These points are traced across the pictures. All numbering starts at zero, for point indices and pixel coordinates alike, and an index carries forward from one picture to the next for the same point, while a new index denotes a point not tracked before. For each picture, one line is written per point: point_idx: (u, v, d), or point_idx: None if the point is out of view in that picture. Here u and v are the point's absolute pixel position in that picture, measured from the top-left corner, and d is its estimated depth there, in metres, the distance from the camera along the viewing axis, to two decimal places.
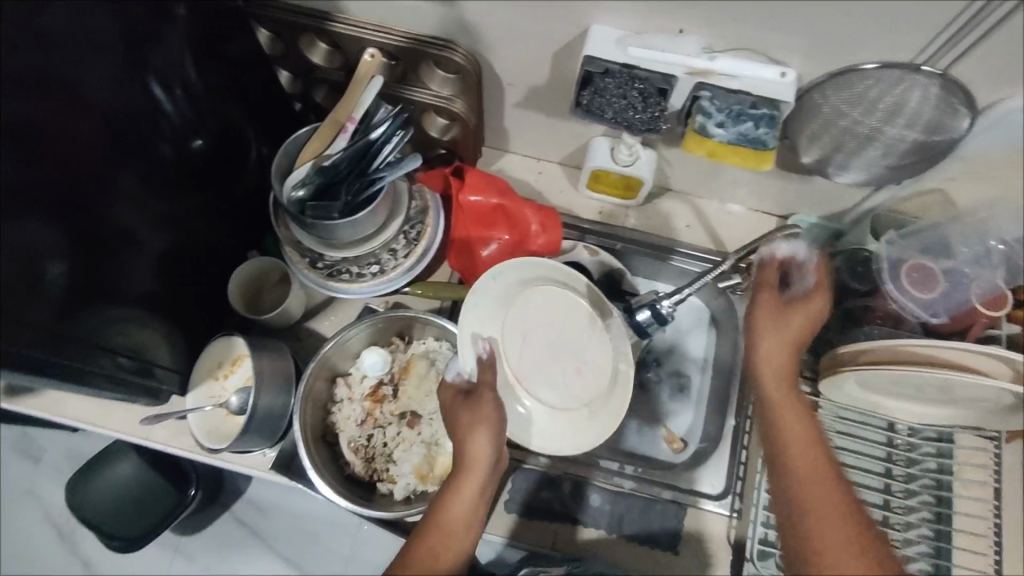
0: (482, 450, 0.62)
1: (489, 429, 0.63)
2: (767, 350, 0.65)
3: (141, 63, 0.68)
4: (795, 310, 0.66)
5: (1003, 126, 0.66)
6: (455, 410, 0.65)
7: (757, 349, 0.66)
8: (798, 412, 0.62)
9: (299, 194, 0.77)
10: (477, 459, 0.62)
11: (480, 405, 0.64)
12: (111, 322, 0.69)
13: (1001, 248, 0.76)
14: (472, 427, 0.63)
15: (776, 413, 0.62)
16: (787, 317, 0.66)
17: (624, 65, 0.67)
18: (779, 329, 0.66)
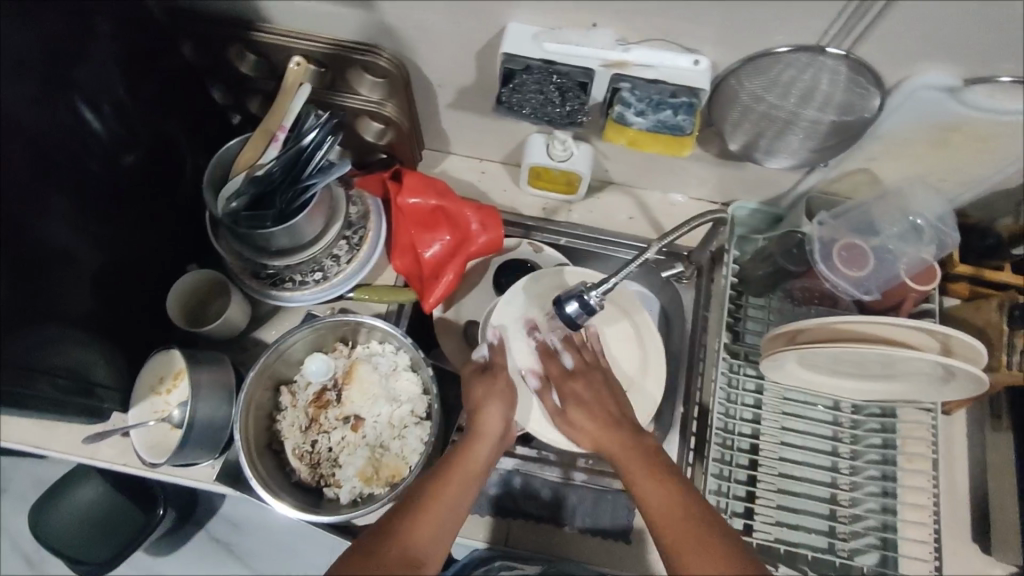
0: (495, 422, 0.70)
1: (504, 404, 0.71)
2: (584, 429, 0.69)
3: (65, 81, 0.66)
4: (571, 391, 0.71)
5: (913, 103, 0.67)
6: (471, 382, 0.73)
7: (586, 426, 0.69)
8: (638, 445, 0.66)
9: (234, 206, 0.76)
10: (490, 431, 0.70)
11: (495, 379, 0.73)
12: (44, 344, 0.68)
13: (921, 223, 0.79)
14: (491, 396, 0.71)
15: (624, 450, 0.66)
16: (571, 385, 0.71)
17: (541, 61, 0.68)
18: (581, 402, 0.70)
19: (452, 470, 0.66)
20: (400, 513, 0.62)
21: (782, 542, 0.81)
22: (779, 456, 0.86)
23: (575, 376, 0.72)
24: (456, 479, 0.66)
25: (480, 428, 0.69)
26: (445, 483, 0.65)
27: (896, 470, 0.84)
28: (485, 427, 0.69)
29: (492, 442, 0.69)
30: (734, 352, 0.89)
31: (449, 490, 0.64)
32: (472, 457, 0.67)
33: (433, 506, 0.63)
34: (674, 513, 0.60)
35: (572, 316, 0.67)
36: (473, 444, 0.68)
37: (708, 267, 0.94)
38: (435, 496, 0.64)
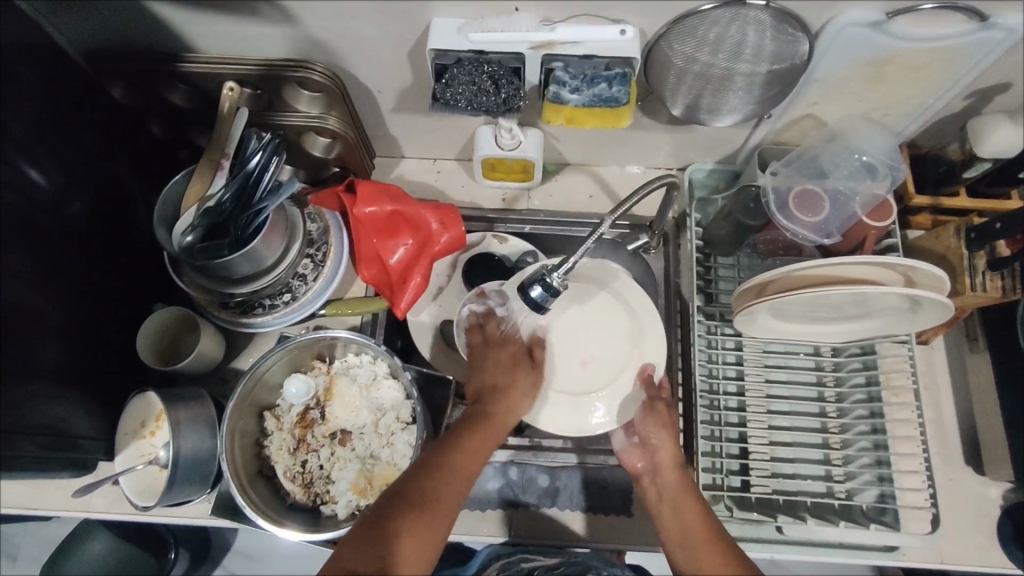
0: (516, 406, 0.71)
1: (527, 386, 0.71)
2: (655, 448, 0.73)
3: (2, 140, 0.65)
4: (657, 416, 0.72)
5: (842, 45, 0.68)
6: (492, 363, 0.72)
7: (661, 455, 0.72)
8: (693, 493, 0.69)
9: (188, 239, 0.76)
10: (506, 420, 0.70)
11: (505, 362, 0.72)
12: (18, 404, 0.68)
13: (868, 160, 0.80)
14: (511, 380, 0.71)
15: (676, 498, 0.69)
16: (659, 414, 0.73)
17: (472, 52, 0.68)
18: (659, 421, 0.72)
19: (466, 449, 0.67)
20: (412, 487, 0.63)
21: (778, 493, 0.82)
22: (767, 408, 0.87)
23: (656, 406, 0.73)
24: (466, 456, 0.67)
25: (500, 411, 0.70)
26: (456, 456, 0.66)
27: (882, 406, 0.84)
28: (506, 408, 0.70)
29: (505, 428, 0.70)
30: (709, 314, 0.89)
31: (458, 469, 0.65)
32: (486, 436, 0.68)
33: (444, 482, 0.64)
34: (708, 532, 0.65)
35: (538, 300, 0.67)
36: (488, 425, 0.69)
37: (673, 234, 0.94)
38: (440, 475, 0.64)
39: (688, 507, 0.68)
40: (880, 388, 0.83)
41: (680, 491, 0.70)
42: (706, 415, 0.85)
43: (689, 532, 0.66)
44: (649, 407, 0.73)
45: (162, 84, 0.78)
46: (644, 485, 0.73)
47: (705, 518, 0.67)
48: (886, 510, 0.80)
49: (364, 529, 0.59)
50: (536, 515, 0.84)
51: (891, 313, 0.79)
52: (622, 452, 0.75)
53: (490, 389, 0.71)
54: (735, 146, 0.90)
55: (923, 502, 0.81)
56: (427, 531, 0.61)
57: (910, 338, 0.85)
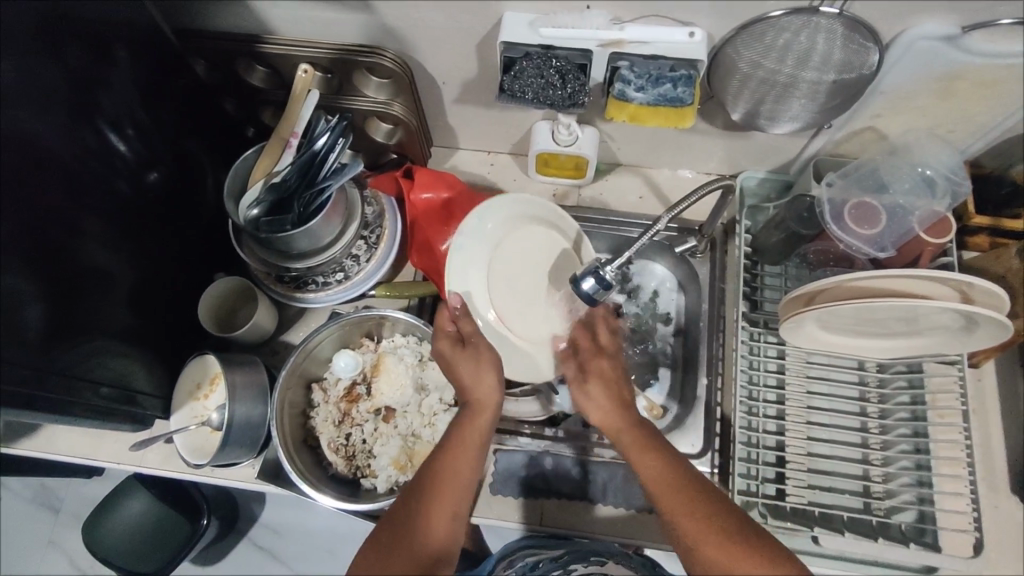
0: (491, 390, 0.71)
1: (491, 367, 0.72)
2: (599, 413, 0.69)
3: (92, 107, 0.70)
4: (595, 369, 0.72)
5: (912, 57, 0.68)
6: (455, 353, 0.73)
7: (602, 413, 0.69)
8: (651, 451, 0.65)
9: (254, 213, 0.80)
10: (486, 400, 0.70)
11: (475, 349, 0.74)
12: (88, 357, 0.72)
13: (930, 174, 0.79)
14: (480, 367, 0.72)
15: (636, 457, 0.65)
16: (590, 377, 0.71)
17: (541, 46, 0.70)
18: (601, 376, 0.71)
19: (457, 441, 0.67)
20: (417, 484, 0.64)
21: (815, 505, 0.81)
22: (807, 420, 0.86)
23: (600, 367, 0.72)
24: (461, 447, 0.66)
25: (480, 399, 0.70)
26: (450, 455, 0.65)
27: (928, 426, 0.83)
28: (483, 397, 0.70)
29: (493, 409, 0.70)
30: (753, 321, 0.89)
31: (458, 457, 0.65)
32: (472, 427, 0.68)
33: (447, 483, 0.64)
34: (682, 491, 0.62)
35: (590, 292, 0.68)
36: (470, 416, 0.69)
37: (720, 240, 0.95)
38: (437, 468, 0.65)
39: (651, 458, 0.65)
40: (925, 407, 0.82)
41: (640, 451, 0.65)
42: (744, 422, 0.85)
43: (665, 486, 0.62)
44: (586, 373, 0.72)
45: (240, 64, 0.82)
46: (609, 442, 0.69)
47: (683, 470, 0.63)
48: (926, 531, 0.79)
49: (389, 540, 0.60)
50: (569, 506, 0.85)
51: (943, 331, 0.78)
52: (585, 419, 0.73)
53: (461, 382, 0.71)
54: (791, 155, 0.90)
55: (966, 526, 0.80)
56: (446, 527, 0.62)
57: (960, 359, 0.83)
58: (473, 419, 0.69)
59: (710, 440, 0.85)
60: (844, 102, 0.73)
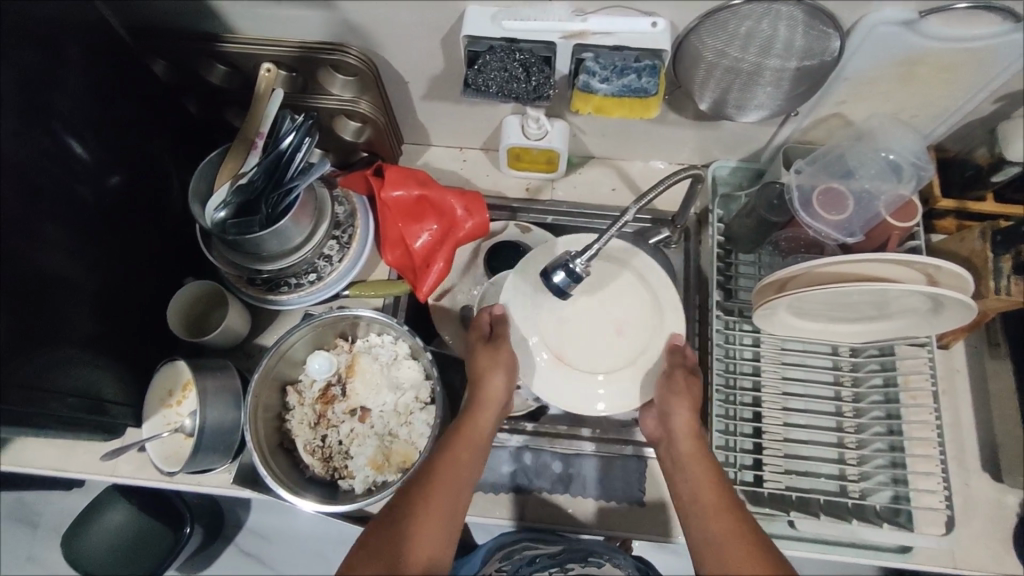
0: (501, 390, 0.72)
1: (505, 371, 0.73)
2: (679, 423, 0.71)
3: (46, 111, 0.68)
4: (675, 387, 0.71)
5: (872, 43, 0.68)
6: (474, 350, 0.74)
7: (673, 422, 0.72)
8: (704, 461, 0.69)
9: (221, 215, 0.78)
10: (495, 397, 0.72)
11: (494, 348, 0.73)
12: (52, 366, 0.70)
13: (894, 158, 0.80)
14: (495, 367, 0.73)
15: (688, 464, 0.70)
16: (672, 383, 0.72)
17: (504, 39, 0.69)
18: (679, 393, 0.72)
19: (461, 434, 0.71)
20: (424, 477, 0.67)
21: (792, 490, 0.82)
22: (782, 406, 0.87)
23: (675, 378, 0.72)
24: (470, 436, 0.71)
25: (489, 397, 0.72)
26: (455, 448, 0.69)
27: (899, 408, 0.84)
28: (494, 392, 0.72)
29: (499, 405, 0.73)
30: (728, 310, 0.90)
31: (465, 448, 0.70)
32: (478, 425, 0.72)
33: (447, 476, 0.67)
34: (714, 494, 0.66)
35: (561, 285, 0.67)
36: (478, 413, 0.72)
37: (694, 230, 0.95)
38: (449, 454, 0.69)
39: (700, 469, 0.69)
40: (897, 389, 0.83)
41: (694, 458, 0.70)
42: (721, 410, 0.85)
43: (704, 500, 0.66)
44: (670, 375, 0.72)
45: (201, 64, 0.80)
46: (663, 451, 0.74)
47: (717, 485, 0.67)
48: (900, 511, 0.80)
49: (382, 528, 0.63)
50: (550, 500, 0.85)
51: (912, 314, 0.79)
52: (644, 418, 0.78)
53: (476, 378, 0.74)
54: (760, 144, 0.90)
55: (940, 504, 0.81)
56: (443, 520, 0.65)
57: (930, 340, 0.84)
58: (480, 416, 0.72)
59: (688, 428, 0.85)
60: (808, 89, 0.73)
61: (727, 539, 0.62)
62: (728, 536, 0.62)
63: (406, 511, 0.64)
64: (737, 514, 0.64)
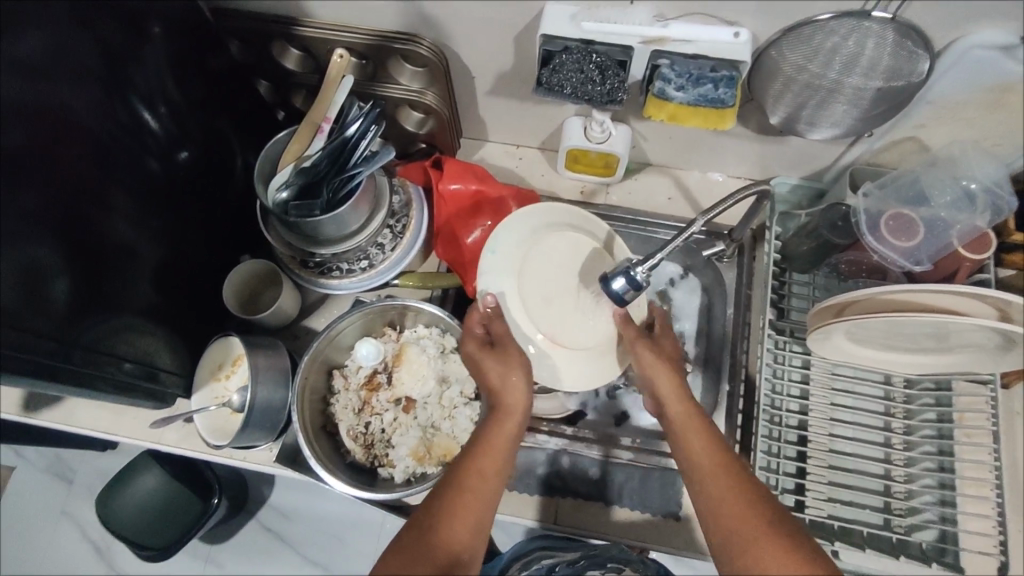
0: (521, 394, 0.70)
1: (522, 372, 0.70)
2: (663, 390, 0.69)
3: (124, 82, 0.70)
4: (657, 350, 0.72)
5: (962, 67, 0.66)
6: (483, 357, 0.72)
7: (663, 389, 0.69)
8: (696, 423, 0.66)
9: (283, 196, 0.79)
10: (518, 404, 0.69)
11: (507, 353, 0.72)
12: (114, 332, 0.72)
13: (973, 188, 0.77)
14: (507, 374, 0.70)
15: (685, 430, 0.66)
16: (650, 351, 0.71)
17: (581, 40, 0.69)
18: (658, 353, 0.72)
19: (487, 443, 0.66)
20: (447, 491, 0.63)
21: (835, 518, 0.80)
22: (829, 432, 0.85)
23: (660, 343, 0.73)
24: (492, 449, 0.66)
25: (507, 403, 0.69)
26: (481, 456, 0.65)
27: (953, 445, 0.82)
28: (512, 402, 0.69)
29: (523, 412, 0.69)
30: (779, 329, 0.88)
31: (490, 459, 0.65)
32: (501, 434, 0.68)
33: (475, 478, 0.64)
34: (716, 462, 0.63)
35: (620, 292, 0.67)
36: (505, 421, 0.68)
37: (749, 246, 0.93)
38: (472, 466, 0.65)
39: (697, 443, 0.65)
40: (952, 425, 0.81)
41: (688, 423, 0.67)
42: (766, 430, 0.83)
43: (705, 468, 0.63)
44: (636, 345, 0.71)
45: (274, 47, 0.81)
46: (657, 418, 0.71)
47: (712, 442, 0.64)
48: (947, 551, 0.78)
49: (409, 537, 0.60)
50: (586, 507, 0.84)
51: (976, 349, 0.77)
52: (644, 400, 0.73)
53: (489, 384, 0.71)
54: (827, 163, 0.88)
55: (990, 548, 0.78)
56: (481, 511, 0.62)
57: (992, 379, 0.81)
58: (501, 428, 0.68)
59: (730, 447, 0.84)
60: (888, 110, 0.71)
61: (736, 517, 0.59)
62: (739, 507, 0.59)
63: (434, 521, 0.60)
64: (738, 486, 0.61)
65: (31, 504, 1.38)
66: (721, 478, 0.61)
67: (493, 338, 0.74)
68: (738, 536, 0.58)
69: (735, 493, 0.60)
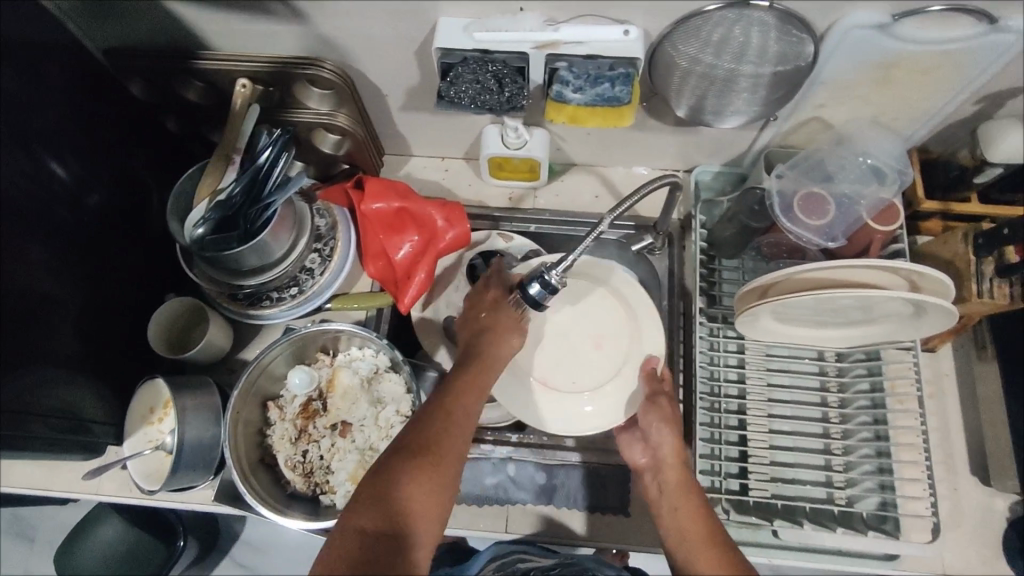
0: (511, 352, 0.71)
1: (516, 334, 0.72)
2: (656, 437, 0.72)
3: (21, 131, 0.68)
4: (659, 410, 0.73)
5: (846, 47, 0.68)
6: (490, 311, 0.72)
7: (663, 450, 0.71)
8: (688, 491, 0.67)
9: (199, 232, 0.77)
10: (493, 360, 0.70)
11: (498, 310, 0.72)
12: (33, 386, 0.70)
13: (872, 162, 0.79)
14: (511, 329, 0.72)
15: (677, 495, 0.67)
16: (659, 410, 0.73)
17: (476, 50, 0.69)
18: (661, 415, 0.73)
19: (454, 403, 0.65)
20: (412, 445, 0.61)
21: (778, 498, 0.81)
22: (767, 413, 0.86)
23: (659, 402, 0.74)
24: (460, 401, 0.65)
25: (488, 359, 0.69)
26: (446, 415, 0.63)
27: (886, 413, 0.83)
28: (502, 356, 0.70)
29: (495, 371, 0.69)
30: (712, 316, 0.89)
31: (456, 409, 0.64)
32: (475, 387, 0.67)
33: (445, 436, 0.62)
34: (708, 530, 0.63)
35: (537, 297, 0.67)
36: (479, 376, 0.68)
37: (678, 236, 0.94)
38: (439, 422, 0.63)
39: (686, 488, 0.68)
40: (883, 394, 0.82)
41: (683, 491, 0.67)
42: (705, 417, 0.84)
43: (678, 504, 0.66)
44: (653, 400, 0.74)
45: (178, 81, 0.80)
46: (647, 481, 0.72)
47: (691, 482, 0.68)
48: (887, 518, 0.79)
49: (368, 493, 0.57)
50: (535, 511, 0.85)
51: (895, 318, 0.78)
52: (626, 448, 0.76)
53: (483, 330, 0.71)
54: (743, 148, 0.90)
55: (927, 510, 0.80)
56: (441, 474, 0.60)
57: (915, 344, 0.83)
58: (470, 380, 0.67)
59: (674, 437, 0.85)
60: (785, 94, 0.73)
61: (700, 548, 0.62)
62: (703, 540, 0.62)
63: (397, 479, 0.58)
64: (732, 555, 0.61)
65: None
66: (707, 546, 0.62)
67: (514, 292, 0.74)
68: None
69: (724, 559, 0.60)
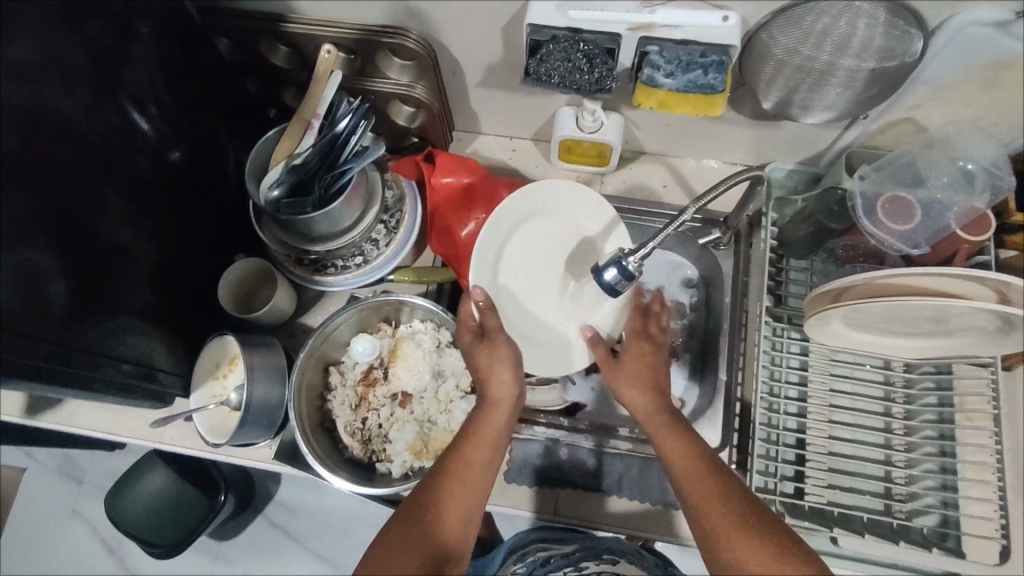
0: (507, 385, 0.71)
1: (511, 366, 0.73)
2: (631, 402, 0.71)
3: (115, 83, 0.70)
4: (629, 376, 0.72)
5: (954, 46, 0.65)
6: (473, 351, 0.74)
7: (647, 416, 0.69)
8: (677, 431, 0.67)
9: (275, 194, 0.78)
10: (504, 396, 0.71)
11: (494, 345, 0.73)
12: (113, 333, 0.72)
13: (971, 167, 0.77)
14: (497, 362, 0.72)
15: (666, 441, 0.66)
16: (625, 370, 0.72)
17: (568, 29, 0.68)
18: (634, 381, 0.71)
19: (473, 436, 0.68)
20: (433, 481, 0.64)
21: (834, 505, 0.80)
22: (829, 418, 0.84)
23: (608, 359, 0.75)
24: (482, 442, 0.67)
25: (494, 395, 0.71)
26: (472, 450, 0.66)
27: (954, 429, 0.81)
28: (499, 392, 0.71)
29: (509, 405, 0.71)
30: (776, 316, 0.87)
31: (481, 447, 0.67)
32: (493, 425, 0.69)
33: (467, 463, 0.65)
34: (702, 469, 0.63)
35: (612, 283, 0.66)
36: (491, 414, 0.70)
37: (745, 233, 0.93)
38: (468, 461, 0.65)
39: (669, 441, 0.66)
40: (953, 409, 0.80)
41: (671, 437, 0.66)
42: (764, 418, 0.83)
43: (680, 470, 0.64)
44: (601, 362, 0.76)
45: (261, 42, 0.81)
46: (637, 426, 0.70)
47: (661, 416, 0.69)
48: (948, 536, 0.78)
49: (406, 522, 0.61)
50: (583, 498, 0.84)
51: (975, 332, 0.75)
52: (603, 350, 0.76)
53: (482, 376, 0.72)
54: (822, 146, 0.87)
55: (992, 531, 0.78)
56: (470, 503, 0.63)
57: (993, 361, 0.81)
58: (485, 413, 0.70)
59: (730, 435, 0.83)
60: (882, 92, 0.70)
61: (696, 488, 0.62)
62: (698, 474, 0.63)
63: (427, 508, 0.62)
64: (731, 496, 0.61)
65: (39, 505, 1.38)
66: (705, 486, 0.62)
67: (485, 331, 0.75)
68: (722, 534, 0.58)
69: (717, 493, 0.61)
